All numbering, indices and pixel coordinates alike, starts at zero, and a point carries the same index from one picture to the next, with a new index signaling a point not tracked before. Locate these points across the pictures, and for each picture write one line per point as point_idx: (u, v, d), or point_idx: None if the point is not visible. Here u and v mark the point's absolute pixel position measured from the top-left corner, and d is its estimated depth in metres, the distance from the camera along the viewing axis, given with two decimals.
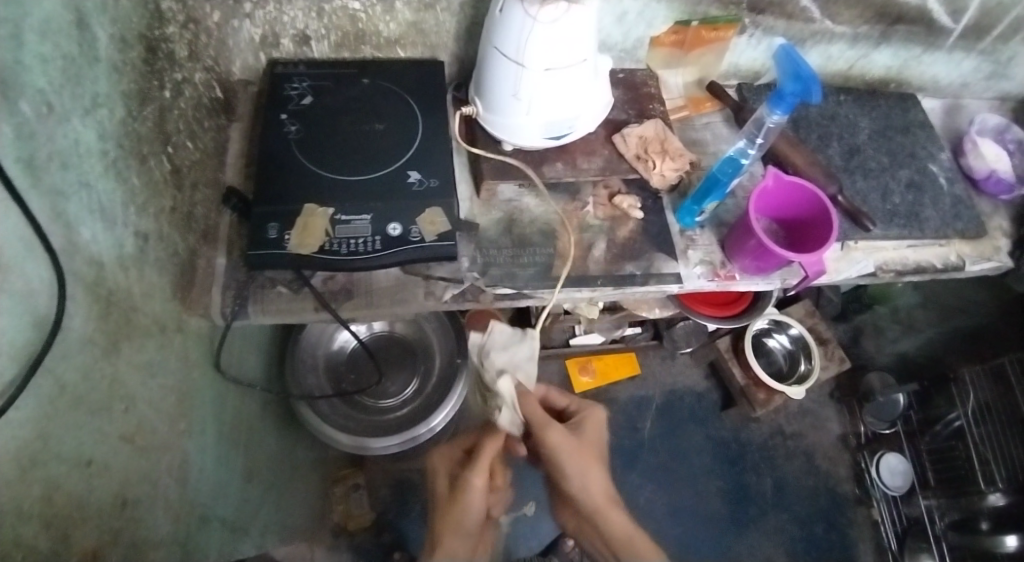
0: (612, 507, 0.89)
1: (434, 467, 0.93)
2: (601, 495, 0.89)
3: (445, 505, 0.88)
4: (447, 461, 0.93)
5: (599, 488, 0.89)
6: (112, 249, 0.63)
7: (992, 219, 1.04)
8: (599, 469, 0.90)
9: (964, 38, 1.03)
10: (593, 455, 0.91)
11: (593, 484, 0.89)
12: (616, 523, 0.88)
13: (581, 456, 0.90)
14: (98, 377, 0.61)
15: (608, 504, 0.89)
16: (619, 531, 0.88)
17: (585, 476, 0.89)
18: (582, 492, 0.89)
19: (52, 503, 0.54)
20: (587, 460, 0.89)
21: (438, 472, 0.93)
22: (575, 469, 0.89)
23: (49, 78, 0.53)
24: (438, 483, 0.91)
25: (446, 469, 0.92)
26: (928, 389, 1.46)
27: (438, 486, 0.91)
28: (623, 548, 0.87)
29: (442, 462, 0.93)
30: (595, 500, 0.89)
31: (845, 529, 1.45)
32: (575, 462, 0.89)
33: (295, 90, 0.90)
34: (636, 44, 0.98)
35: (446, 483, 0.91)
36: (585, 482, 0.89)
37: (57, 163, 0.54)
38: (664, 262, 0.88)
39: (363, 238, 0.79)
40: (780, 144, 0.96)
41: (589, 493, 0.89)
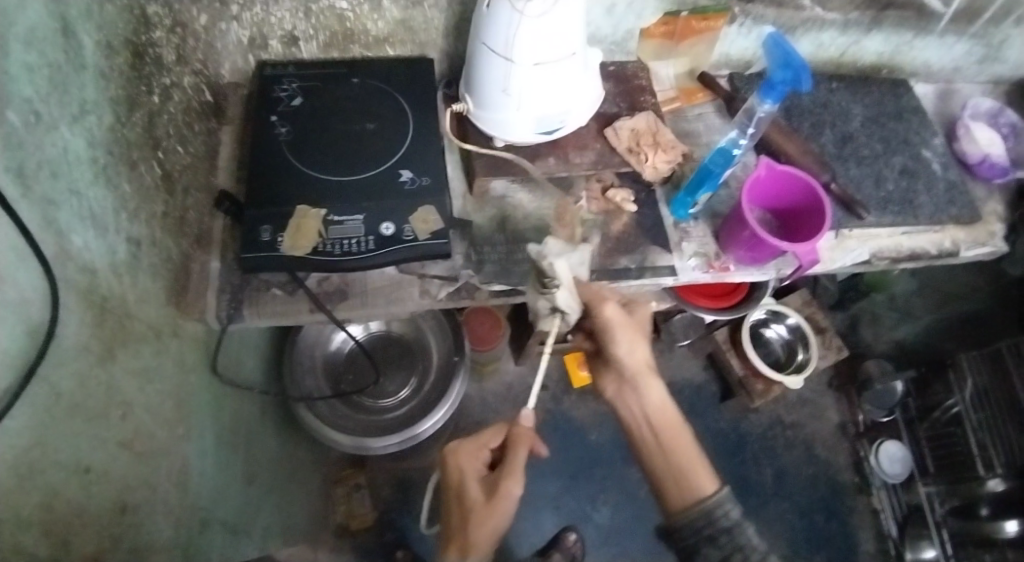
0: (654, 377, 0.76)
1: (456, 470, 0.85)
2: (641, 366, 0.77)
3: (480, 508, 0.80)
4: (472, 460, 0.85)
5: (642, 357, 0.77)
6: (105, 257, 0.63)
7: (988, 203, 1.04)
8: (644, 341, 0.77)
9: (954, 21, 1.03)
10: (641, 329, 0.78)
11: (634, 354, 0.76)
12: (654, 394, 0.76)
13: (631, 326, 0.76)
14: (95, 385, 0.61)
15: (648, 377, 0.77)
16: (654, 401, 0.76)
17: (631, 346, 0.76)
18: (627, 363, 0.76)
19: (52, 511, 0.55)
20: (636, 330, 0.76)
21: (460, 480, 0.84)
22: (626, 337, 0.76)
23: (36, 87, 0.53)
24: (468, 488, 0.83)
25: (474, 472, 0.84)
26: (926, 376, 1.44)
27: (467, 487, 0.83)
28: (655, 422, 0.76)
29: (466, 466, 0.85)
30: (634, 367, 0.76)
31: (847, 516, 1.46)
32: (624, 334, 0.75)
33: (285, 91, 0.90)
34: (626, 37, 0.98)
35: (479, 485, 0.83)
36: (629, 353, 0.76)
37: (46, 172, 0.54)
38: (658, 254, 0.88)
39: (356, 238, 0.79)
40: (773, 133, 0.96)
41: (633, 363, 0.76)
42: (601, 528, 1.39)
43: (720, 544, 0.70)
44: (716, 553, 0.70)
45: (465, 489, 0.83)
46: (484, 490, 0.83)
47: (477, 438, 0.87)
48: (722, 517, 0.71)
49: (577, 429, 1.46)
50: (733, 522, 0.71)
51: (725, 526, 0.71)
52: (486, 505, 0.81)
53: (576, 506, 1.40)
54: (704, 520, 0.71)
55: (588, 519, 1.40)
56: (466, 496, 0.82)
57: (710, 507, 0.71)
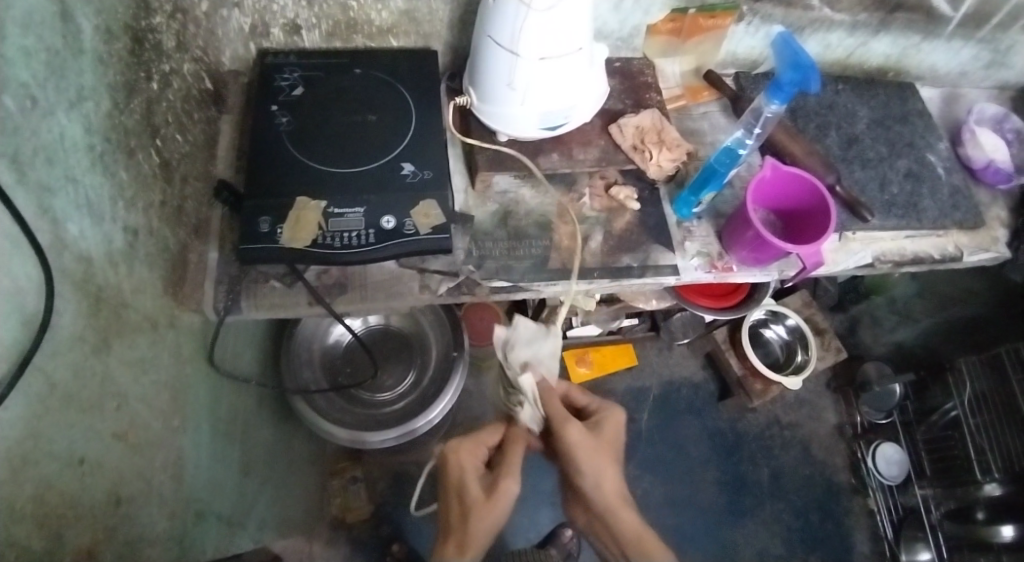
0: (625, 507, 0.87)
1: (454, 469, 0.86)
2: (613, 494, 0.87)
3: (481, 505, 0.81)
4: (470, 457, 0.87)
5: (613, 488, 0.87)
6: (101, 245, 0.62)
7: (991, 209, 1.04)
8: (615, 469, 0.88)
9: (962, 26, 1.02)
10: (609, 452, 0.88)
11: (605, 483, 0.87)
12: (628, 523, 0.87)
13: (597, 452, 0.87)
14: (90, 374, 0.60)
15: (620, 503, 0.87)
16: (627, 531, 0.86)
17: (602, 476, 0.87)
18: (596, 494, 0.87)
19: (46, 503, 0.54)
20: (600, 455, 0.87)
21: (457, 480, 0.85)
22: (594, 471, 0.86)
23: (32, 71, 0.52)
24: (468, 485, 0.83)
25: (471, 468, 0.86)
26: (924, 379, 1.46)
27: (466, 482, 0.84)
28: (632, 544, 0.86)
29: (464, 462, 0.86)
30: (607, 499, 0.87)
31: (842, 518, 1.46)
32: (589, 458, 0.86)
33: (286, 81, 0.88)
34: (633, 33, 0.97)
35: (478, 483, 0.84)
36: (600, 484, 0.87)
37: (42, 158, 0.53)
38: (660, 253, 0.88)
39: (357, 231, 0.78)
40: (778, 133, 0.95)
41: (603, 495, 0.87)
42: None
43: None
44: None
45: (464, 486, 0.84)
46: (483, 490, 0.83)
47: (477, 436, 0.89)
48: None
49: None
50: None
51: None
52: (485, 504, 0.81)
53: None
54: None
55: None
56: (466, 490, 0.83)
57: None
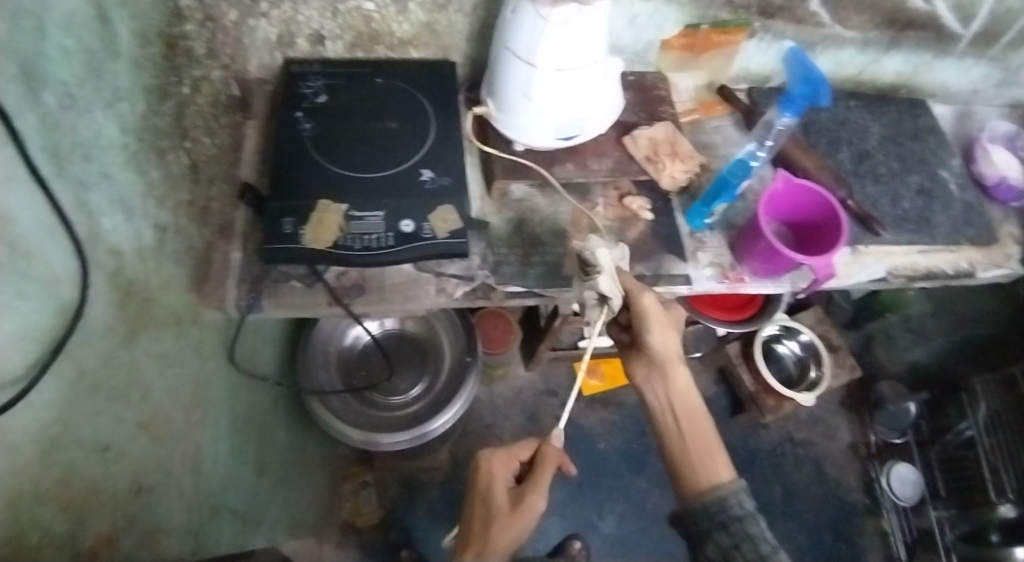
0: (681, 366, 0.77)
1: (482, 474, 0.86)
2: (672, 354, 0.78)
3: (504, 518, 0.81)
4: (502, 467, 0.86)
5: (673, 345, 0.78)
6: (132, 240, 0.65)
7: (1004, 225, 1.04)
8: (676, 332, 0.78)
9: (973, 44, 1.03)
10: (674, 323, 0.79)
11: (665, 341, 0.77)
12: (682, 381, 0.77)
13: (665, 313, 0.78)
14: (116, 365, 0.63)
15: (676, 362, 0.78)
16: (677, 388, 0.77)
17: (666, 334, 0.77)
18: (657, 347, 0.77)
19: (70, 487, 0.56)
20: (670, 318, 0.78)
21: (484, 489, 0.84)
22: (659, 328, 0.76)
23: (72, 71, 0.55)
24: (494, 494, 0.84)
25: (501, 477, 0.85)
26: (939, 398, 1.45)
27: (494, 493, 0.84)
28: (677, 403, 0.77)
29: (495, 470, 0.86)
30: (665, 354, 0.77)
31: (854, 538, 1.44)
32: (657, 316, 0.77)
33: (310, 89, 0.92)
34: (646, 48, 0.99)
35: (505, 494, 0.84)
36: (662, 340, 0.77)
37: (79, 154, 0.56)
38: (672, 263, 0.89)
39: (376, 234, 0.80)
40: (790, 146, 0.97)
41: (665, 350, 0.77)
42: (605, 537, 1.39)
43: (731, 531, 0.69)
44: (728, 539, 0.68)
45: (491, 496, 0.84)
46: (509, 501, 0.83)
47: (510, 448, 0.87)
48: (736, 506, 0.70)
49: (583, 438, 1.46)
50: (744, 512, 0.70)
51: (739, 514, 0.69)
52: (509, 515, 0.81)
53: (580, 514, 1.40)
54: (717, 506, 0.70)
55: (593, 528, 1.39)
56: (492, 502, 0.83)
57: (725, 493, 0.71)
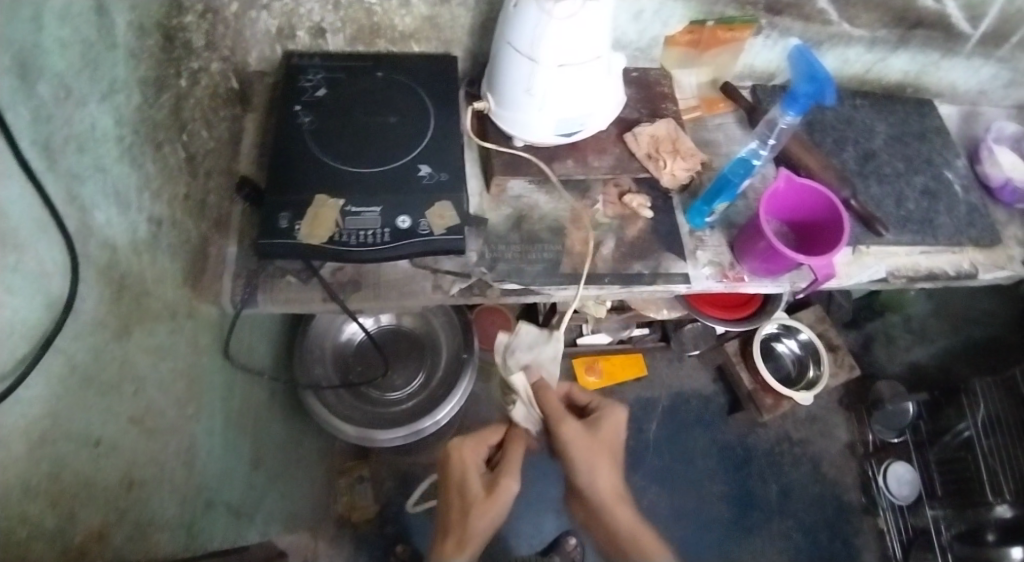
0: (621, 503, 0.89)
1: (453, 462, 0.88)
2: (611, 493, 0.90)
3: (481, 503, 0.83)
4: (472, 454, 0.88)
5: (610, 485, 0.89)
6: (126, 233, 0.64)
7: (1008, 228, 1.03)
8: (609, 467, 0.90)
9: (982, 45, 1.02)
10: (607, 454, 0.90)
11: (602, 481, 0.89)
12: (625, 518, 0.89)
13: (593, 455, 0.89)
14: (109, 358, 0.62)
15: (617, 502, 0.89)
16: (623, 528, 0.88)
17: (598, 476, 0.88)
18: (594, 491, 0.89)
19: (60, 481, 0.55)
20: (596, 456, 0.89)
21: (457, 475, 0.87)
22: (586, 467, 0.88)
23: (67, 62, 0.54)
24: (470, 481, 0.85)
25: (473, 465, 0.87)
26: (938, 399, 1.44)
27: (468, 479, 0.86)
28: (629, 544, 0.88)
29: (467, 458, 0.88)
30: (605, 496, 0.89)
31: (850, 538, 1.44)
32: (586, 463, 0.88)
33: (310, 82, 0.91)
34: (651, 44, 0.98)
35: (478, 480, 0.86)
36: (595, 481, 0.88)
37: (73, 146, 0.55)
38: (672, 261, 0.88)
39: (373, 230, 0.79)
40: (793, 145, 0.96)
41: (601, 490, 0.89)
42: None
43: None
44: None
45: (465, 482, 0.85)
46: (484, 488, 0.85)
47: (478, 436, 0.91)
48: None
49: None
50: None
51: None
52: (485, 501, 0.83)
53: None
54: None
55: None
56: (467, 488, 0.85)
57: None
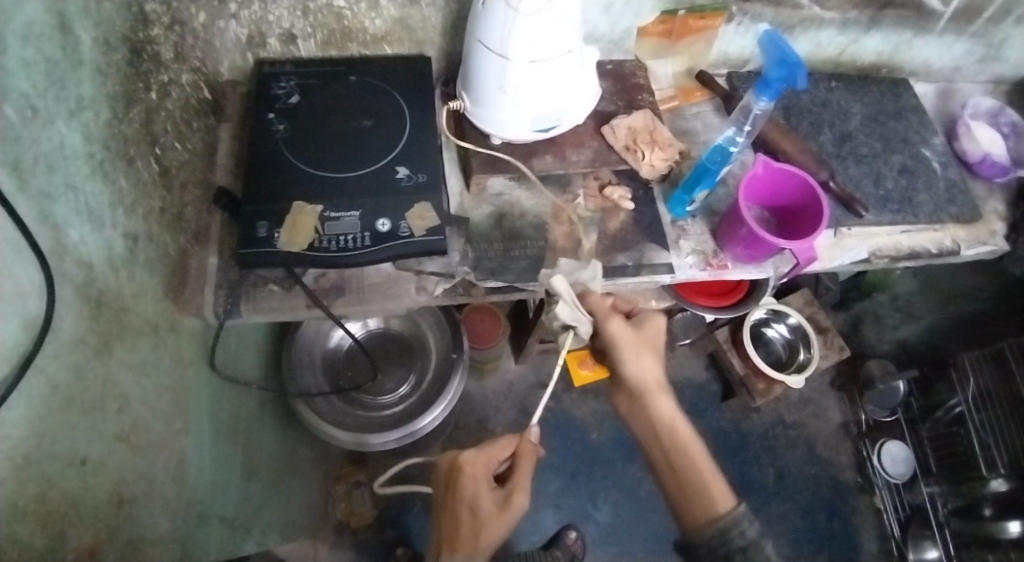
0: (663, 394, 0.79)
1: (464, 476, 0.86)
2: (652, 384, 0.80)
3: (495, 519, 0.83)
4: (484, 470, 0.86)
5: (651, 377, 0.80)
6: (102, 250, 0.64)
7: (988, 202, 1.04)
8: (654, 358, 0.81)
9: (954, 21, 1.02)
10: (651, 347, 0.82)
11: (643, 370, 0.80)
12: (665, 411, 0.78)
13: (637, 344, 0.81)
14: (91, 377, 0.62)
15: (659, 394, 0.80)
16: (661, 422, 0.78)
17: (642, 362, 0.80)
18: (636, 380, 0.80)
19: (48, 501, 0.55)
20: (639, 344, 0.81)
21: (467, 491, 0.85)
22: (631, 354, 0.80)
23: (32, 82, 0.53)
24: (482, 499, 0.84)
25: (484, 481, 0.85)
26: (929, 376, 1.46)
27: (480, 495, 0.84)
28: (666, 437, 0.78)
29: (478, 474, 0.86)
30: (645, 385, 0.80)
31: (848, 517, 1.45)
32: (630, 351, 0.80)
33: (283, 89, 0.90)
34: (624, 36, 0.98)
35: (490, 496, 0.85)
36: (639, 368, 0.80)
37: (42, 166, 0.55)
38: (655, 252, 0.88)
39: (353, 234, 0.79)
40: (770, 130, 0.96)
41: (641, 380, 0.80)
42: (601, 526, 1.39)
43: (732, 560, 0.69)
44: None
45: (477, 501, 0.84)
46: (495, 503, 0.84)
47: (487, 449, 0.87)
48: (738, 537, 0.69)
49: (576, 429, 1.46)
50: (746, 542, 0.69)
51: (741, 545, 0.69)
52: (498, 516, 0.83)
53: (576, 504, 1.40)
54: (721, 538, 0.70)
55: (589, 518, 1.40)
56: (480, 506, 0.83)
57: (726, 524, 0.71)
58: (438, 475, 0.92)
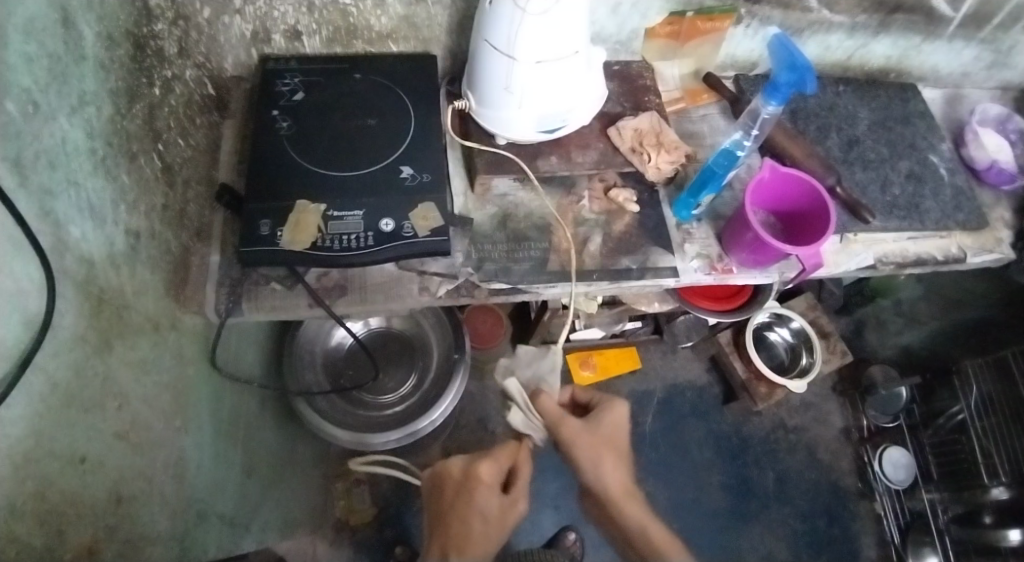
0: (631, 500, 0.90)
1: (477, 488, 0.84)
2: (619, 488, 0.90)
3: (496, 523, 0.83)
4: (493, 480, 0.85)
5: (617, 482, 0.90)
6: (103, 247, 0.63)
7: (995, 210, 1.03)
8: (617, 463, 0.90)
9: (963, 27, 1.02)
10: (612, 450, 0.90)
11: (610, 477, 0.89)
12: (635, 516, 0.90)
13: (596, 448, 0.90)
14: (91, 375, 0.61)
15: (627, 501, 0.90)
16: (632, 522, 0.90)
17: (605, 471, 0.89)
18: (601, 486, 0.89)
19: (46, 500, 0.55)
20: (598, 448, 0.90)
21: (482, 502, 0.84)
22: (590, 463, 0.89)
23: (34, 77, 0.53)
24: (488, 505, 0.83)
25: (492, 489, 0.85)
26: (931, 383, 1.46)
27: (489, 502, 0.84)
28: (640, 537, 0.90)
29: (488, 484, 0.85)
30: (613, 491, 0.89)
31: (848, 522, 1.44)
32: (591, 459, 0.89)
33: (287, 86, 0.90)
34: (631, 37, 0.98)
35: (495, 502, 0.84)
36: (604, 478, 0.89)
37: (44, 162, 0.54)
38: (660, 255, 0.88)
39: (356, 234, 0.78)
40: (778, 134, 0.95)
41: (609, 487, 0.89)
42: (601, 528, 1.39)
43: None
44: None
45: (483, 507, 0.83)
46: (499, 508, 0.84)
47: (493, 456, 0.87)
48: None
49: None
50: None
51: None
52: (499, 522, 0.84)
53: (575, 506, 1.40)
54: None
55: (589, 519, 1.39)
56: (488, 513, 0.83)
57: None
58: (437, 476, 0.89)
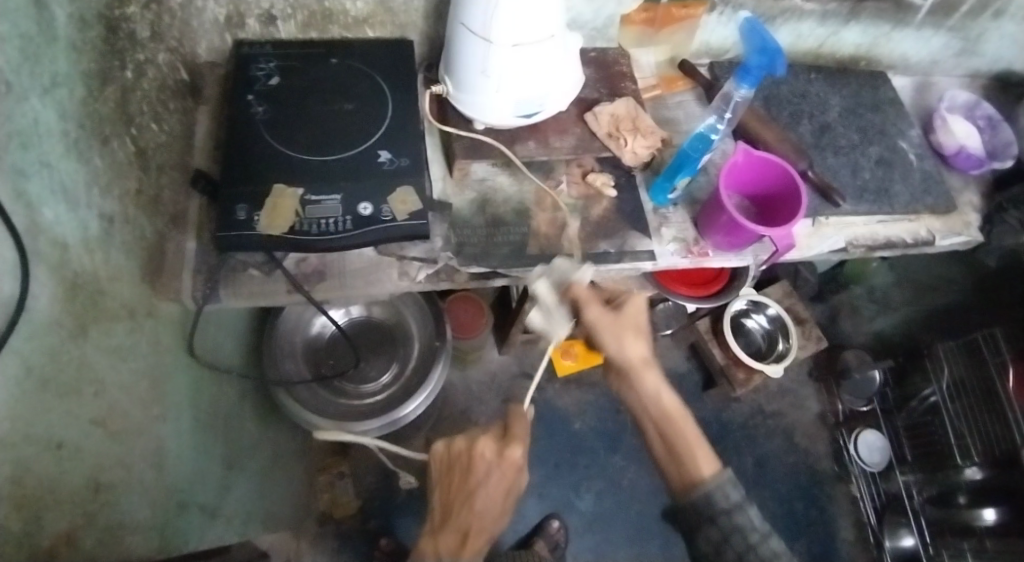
0: (648, 369, 0.77)
1: (509, 467, 0.83)
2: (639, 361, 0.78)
3: (496, 507, 0.83)
4: (501, 467, 0.83)
5: (636, 355, 0.78)
6: (75, 230, 0.62)
7: (963, 194, 1.06)
8: (636, 336, 0.78)
9: (931, 14, 1.04)
10: (634, 327, 0.78)
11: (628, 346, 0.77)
12: (652, 385, 0.77)
13: (617, 328, 0.77)
14: (67, 359, 0.61)
15: (645, 369, 0.78)
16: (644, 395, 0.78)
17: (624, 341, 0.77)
18: (619, 358, 0.77)
19: (23, 485, 0.54)
20: (621, 327, 0.77)
21: (512, 481, 0.83)
22: (611, 335, 0.77)
23: (7, 56, 0.52)
24: (490, 482, 0.83)
25: (497, 474, 0.83)
26: (903, 366, 1.49)
27: (490, 481, 0.83)
28: (647, 408, 0.78)
29: (492, 471, 0.83)
30: (629, 360, 0.77)
31: (825, 504, 1.48)
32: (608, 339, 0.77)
33: (262, 71, 0.89)
34: (607, 23, 0.98)
35: (498, 481, 0.83)
36: (623, 347, 0.77)
37: (16, 142, 0.53)
38: (637, 239, 0.89)
39: (333, 218, 0.78)
40: (751, 120, 0.97)
41: (626, 358, 0.77)
42: (584, 515, 1.40)
43: (720, 525, 0.71)
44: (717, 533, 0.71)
45: (483, 485, 0.83)
46: (501, 488, 0.83)
47: (512, 438, 0.85)
48: (720, 501, 0.72)
49: (560, 420, 1.47)
50: (730, 504, 0.72)
51: (724, 508, 0.72)
52: (501, 500, 0.84)
53: (559, 494, 1.41)
54: (705, 502, 0.73)
55: (572, 506, 1.40)
56: (495, 492, 0.83)
57: (709, 488, 0.73)
58: (456, 454, 0.86)
